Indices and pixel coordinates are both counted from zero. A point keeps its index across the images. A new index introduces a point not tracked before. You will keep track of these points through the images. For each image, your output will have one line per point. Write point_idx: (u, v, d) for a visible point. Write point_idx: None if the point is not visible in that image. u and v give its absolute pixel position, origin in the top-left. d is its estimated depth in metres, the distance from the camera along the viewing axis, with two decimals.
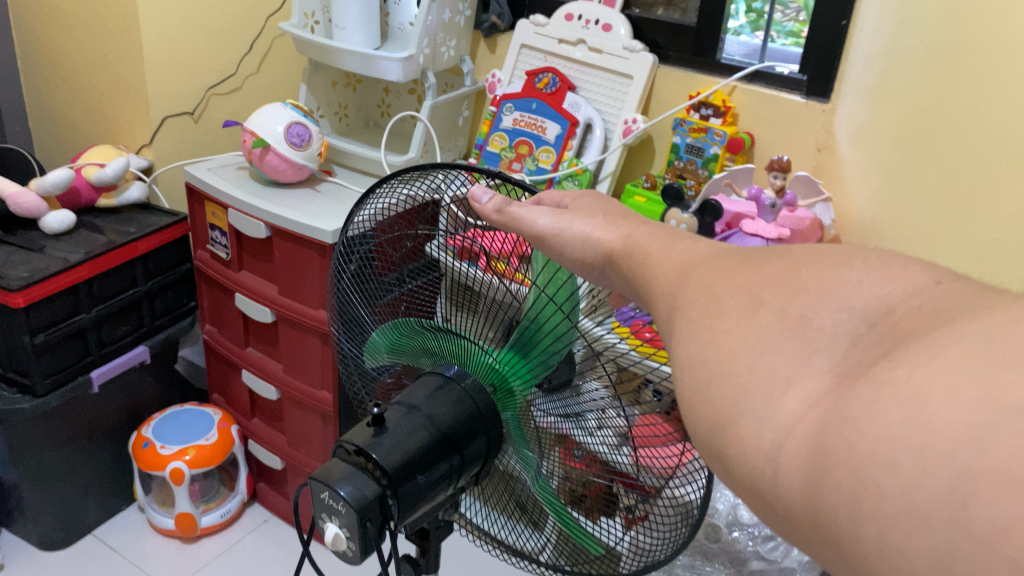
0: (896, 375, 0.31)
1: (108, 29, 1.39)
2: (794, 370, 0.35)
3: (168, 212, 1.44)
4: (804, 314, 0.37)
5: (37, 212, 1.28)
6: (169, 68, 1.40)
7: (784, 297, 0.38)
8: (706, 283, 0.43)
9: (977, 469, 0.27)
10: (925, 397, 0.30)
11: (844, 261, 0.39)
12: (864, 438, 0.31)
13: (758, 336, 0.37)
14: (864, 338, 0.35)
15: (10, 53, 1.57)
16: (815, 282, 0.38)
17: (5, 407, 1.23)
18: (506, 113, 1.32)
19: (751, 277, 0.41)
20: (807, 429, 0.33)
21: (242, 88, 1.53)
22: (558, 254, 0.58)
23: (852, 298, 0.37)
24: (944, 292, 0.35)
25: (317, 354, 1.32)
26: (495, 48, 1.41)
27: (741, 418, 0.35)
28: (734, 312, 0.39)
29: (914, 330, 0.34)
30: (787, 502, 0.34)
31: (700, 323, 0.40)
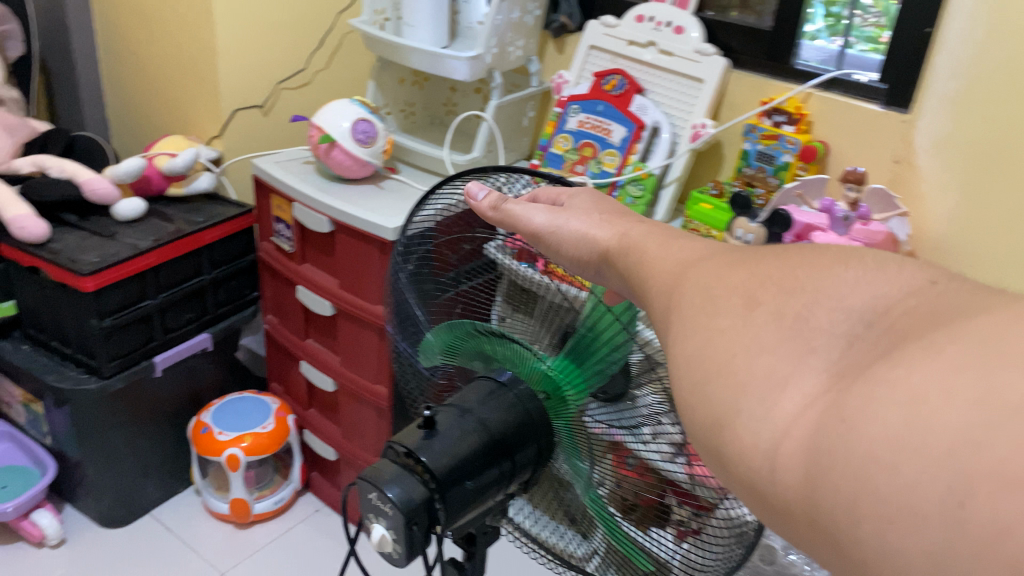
0: (893, 375, 0.30)
1: (183, 21, 1.42)
2: (791, 369, 0.33)
3: (236, 203, 1.46)
4: (800, 313, 0.35)
5: (112, 199, 1.34)
6: (240, 61, 1.42)
7: (780, 296, 0.36)
8: (706, 279, 0.41)
9: (975, 471, 0.26)
10: (923, 396, 0.28)
11: (839, 261, 0.37)
12: (861, 437, 0.29)
13: (753, 336, 0.35)
14: (863, 337, 0.33)
15: (91, 43, 1.62)
16: (811, 281, 0.37)
17: (71, 387, 1.27)
18: (573, 115, 1.30)
19: (747, 276, 0.39)
20: (805, 429, 0.31)
21: (310, 83, 1.55)
22: (554, 250, 0.62)
23: (848, 296, 0.35)
24: (941, 292, 0.34)
25: (373, 349, 1.32)
26: (564, 47, 1.40)
27: (739, 417, 0.34)
28: (729, 312, 0.37)
29: (913, 329, 0.32)
30: (782, 502, 0.32)
31: (697, 320, 0.39)
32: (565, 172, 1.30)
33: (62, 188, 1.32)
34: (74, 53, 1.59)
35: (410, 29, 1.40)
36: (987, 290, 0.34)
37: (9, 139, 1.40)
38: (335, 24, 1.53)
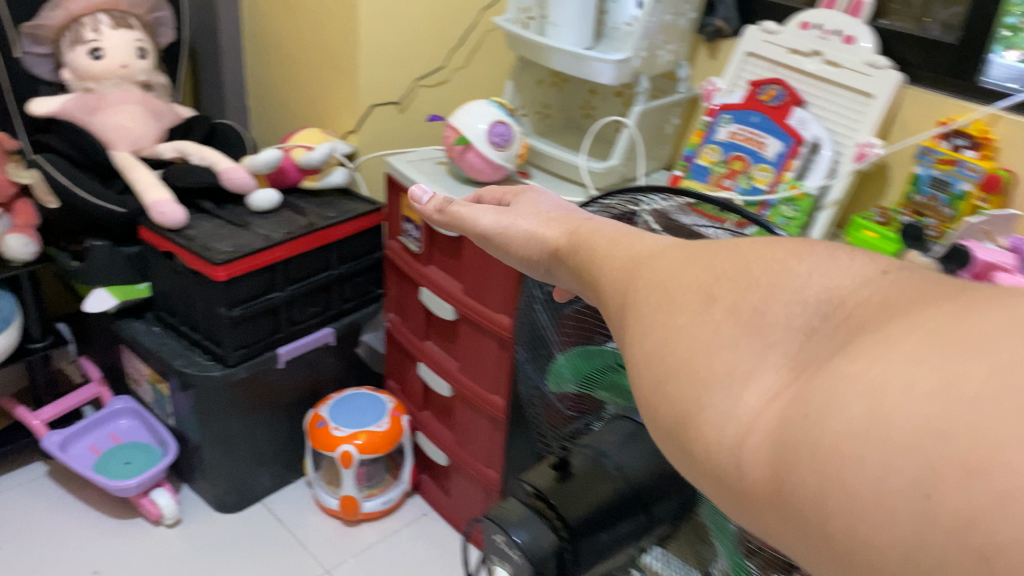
0: (853, 368, 0.28)
1: (328, 14, 1.42)
2: (753, 364, 0.31)
3: (366, 199, 1.44)
4: (757, 307, 0.32)
5: (246, 188, 1.35)
6: (379, 53, 1.40)
7: (735, 292, 0.33)
8: (660, 278, 0.37)
9: (940, 461, 0.24)
10: (882, 387, 0.26)
11: (790, 253, 0.34)
12: (827, 432, 0.26)
13: (712, 330, 0.32)
14: (819, 332, 0.31)
15: (237, 32, 1.64)
16: (766, 274, 0.33)
17: (198, 372, 1.28)
18: (724, 126, 1.22)
19: (699, 271, 0.35)
20: (769, 422, 0.29)
21: (448, 81, 1.52)
22: (505, 250, 0.68)
23: (799, 290, 0.32)
24: (893, 283, 0.31)
25: (492, 357, 1.27)
26: (717, 53, 1.31)
27: (703, 414, 0.31)
28: (686, 308, 0.34)
29: (868, 322, 0.30)
30: (746, 501, 0.30)
31: (654, 317, 0.35)
32: (711, 186, 1.21)
33: (201, 175, 1.34)
34: (221, 42, 1.62)
35: (555, 29, 1.35)
36: (940, 280, 0.31)
37: (156, 125, 1.43)
38: (476, 22, 1.49)
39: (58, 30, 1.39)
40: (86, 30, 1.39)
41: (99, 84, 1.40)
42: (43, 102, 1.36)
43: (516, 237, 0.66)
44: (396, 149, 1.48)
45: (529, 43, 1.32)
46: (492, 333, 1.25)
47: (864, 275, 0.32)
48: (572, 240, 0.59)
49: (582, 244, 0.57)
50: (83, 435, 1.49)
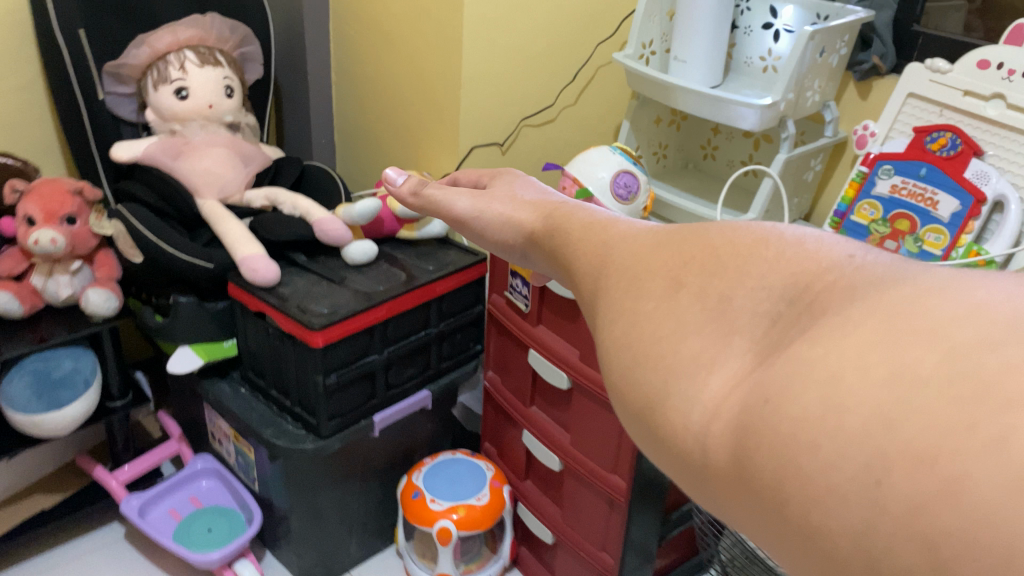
0: (811, 353, 0.27)
1: (430, 48, 1.31)
2: (716, 352, 0.31)
3: (467, 250, 1.32)
4: (722, 292, 0.32)
5: (341, 241, 1.24)
6: (483, 90, 1.29)
7: (703, 277, 0.33)
8: (628, 257, 0.37)
9: (890, 449, 0.23)
10: (840, 374, 0.25)
11: (762, 237, 0.33)
12: (785, 418, 0.26)
13: (678, 317, 0.32)
14: (785, 317, 0.30)
15: (325, 65, 1.55)
16: (736, 256, 0.33)
17: (289, 444, 1.16)
18: (883, 178, 1.08)
19: (667, 254, 0.35)
20: (729, 410, 0.28)
21: (556, 120, 1.39)
22: (479, 233, 0.69)
23: (765, 275, 0.32)
24: (865, 266, 0.30)
25: (613, 434, 1.14)
26: (869, 93, 1.16)
27: (667, 401, 0.31)
28: (654, 294, 0.33)
29: (831, 305, 0.29)
30: (710, 484, 0.30)
31: (620, 301, 0.35)
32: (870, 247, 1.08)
33: (293, 227, 1.24)
34: (309, 74, 1.54)
35: (680, 65, 1.22)
36: (906, 265, 0.30)
37: (245, 169, 1.33)
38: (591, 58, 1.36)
39: (143, 68, 1.31)
40: (171, 68, 1.30)
41: (185, 127, 1.32)
42: (127, 145, 1.29)
43: (493, 222, 0.66)
44: None
45: (654, 83, 1.19)
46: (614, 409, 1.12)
47: (820, 247, 0.32)
48: (550, 223, 0.59)
49: (559, 228, 0.56)
50: (162, 498, 1.40)
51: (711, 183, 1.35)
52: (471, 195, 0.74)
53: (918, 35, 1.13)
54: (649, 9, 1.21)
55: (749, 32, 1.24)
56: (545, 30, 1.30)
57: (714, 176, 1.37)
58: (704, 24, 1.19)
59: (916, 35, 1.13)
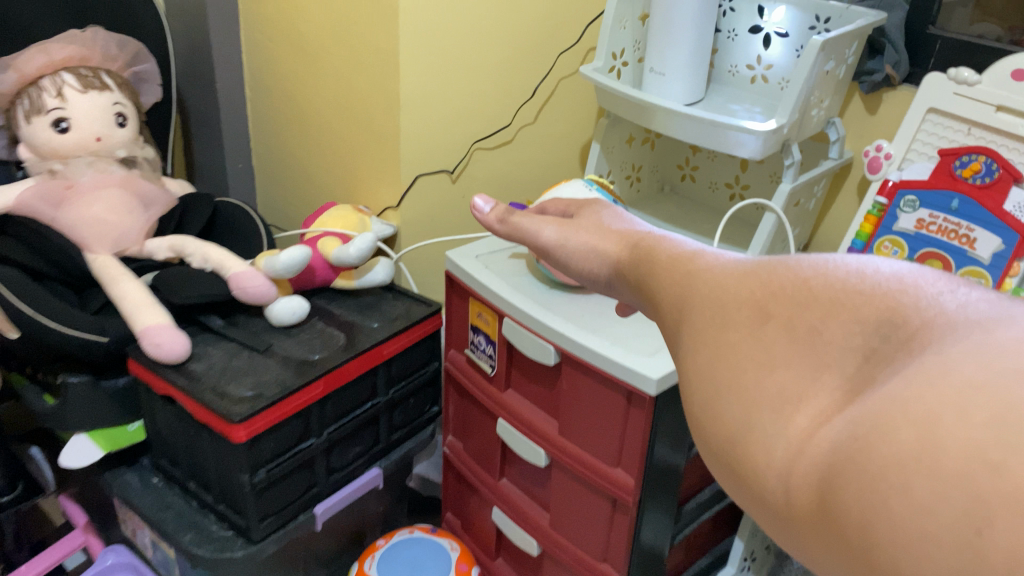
0: (904, 394, 0.28)
1: (362, 62, 1.11)
2: (806, 388, 0.32)
3: (418, 298, 1.14)
4: (815, 327, 0.33)
5: (265, 298, 1.04)
6: (427, 110, 1.10)
7: (794, 311, 0.34)
8: (721, 292, 0.38)
9: (990, 495, 0.24)
10: (934, 416, 0.27)
11: (858, 271, 0.34)
12: (879, 458, 0.27)
13: (770, 351, 0.34)
14: (877, 352, 0.31)
15: (238, 81, 1.34)
16: (829, 293, 0.34)
17: (213, 554, 0.96)
18: (907, 212, 0.92)
19: (759, 288, 0.37)
20: (820, 450, 0.30)
21: (513, 142, 1.20)
22: (564, 262, 0.71)
23: (854, 311, 0.33)
24: (951, 309, 0.31)
25: (602, 519, 0.96)
26: (878, 107, 1.00)
27: (758, 433, 0.33)
28: (741, 326, 0.35)
29: (919, 343, 0.30)
30: (791, 523, 0.32)
31: (713, 333, 0.37)
32: None
33: (204, 285, 1.03)
34: (219, 93, 1.32)
35: (658, 78, 1.04)
36: (998, 307, 0.30)
37: (145, 214, 1.11)
38: (550, 73, 1.17)
39: (12, 97, 1.08)
40: (46, 95, 1.08)
41: (68, 165, 1.09)
42: None
43: (576, 252, 0.68)
44: (450, 234, 1.18)
45: (631, 104, 1.01)
46: (603, 493, 0.94)
47: (895, 287, 0.33)
48: (643, 260, 0.57)
49: (654, 264, 0.54)
50: None
51: (694, 210, 1.18)
52: (558, 223, 0.76)
53: None
54: (619, 12, 1.03)
55: (732, 36, 1.08)
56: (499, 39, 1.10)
57: (694, 198, 1.21)
58: (686, 31, 1.01)
59: None
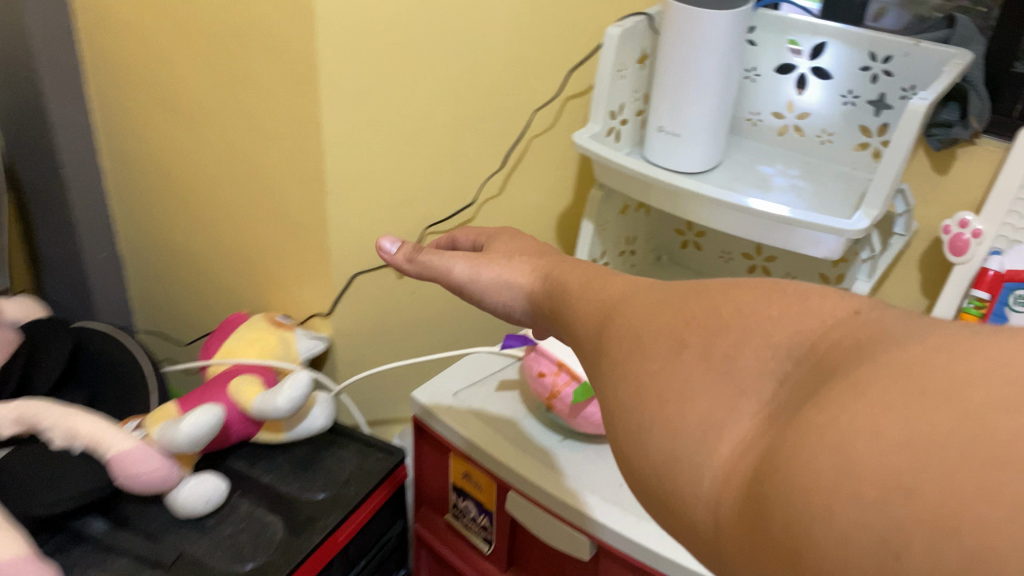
0: (821, 421, 0.21)
1: (265, 137, 0.81)
2: (726, 413, 0.26)
3: (370, 442, 0.86)
4: (727, 353, 0.28)
5: (166, 483, 0.74)
6: (364, 195, 0.82)
7: (706, 337, 0.28)
8: (637, 326, 0.31)
9: (908, 518, 0.18)
10: (851, 434, 0.20)
11: (765, 296, 0.29)
12: (792, 477, 0.20)
13: (687, 377, 0.28)
14: (790, 377, 0.26)
15: (89, 151, 1.02)
16: (738, 320, 0.28)
17: None
18: (1020, 308, 0.71)
19: (670, 316, 0.30)
20: (740, 480, 0.25)
21: (474, 219, 0.92)
22: (477, 303, 0.48)
23: (771, 335, 0.27)
24: (876, 325, 0.26)
25: None
26: (949, 167, 0.79)
27: (677, 465, 0.26)
28: (658, 353, 0.29)
29: (845, 362, 0.25)
30: (713, 544, 0.26)
31: (628, 366, 0.30)
32: None
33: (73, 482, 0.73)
34: (65, 171, 0.99)
35: (673, 140, 0.80)
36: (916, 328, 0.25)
37: None
38: (524, 132, 0.91)
39: None
40: None
41: None
42: None
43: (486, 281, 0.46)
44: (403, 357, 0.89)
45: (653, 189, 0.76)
46: None
47: (803, 304, 0.28)
48: (552, 286, 0.42)
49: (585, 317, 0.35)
50: None
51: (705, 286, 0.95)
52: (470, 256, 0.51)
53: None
54: (619, 57, 0.78)
55: (754, 77, 0.85)
56: (457, 92, 0.83)
57: (701, 269, 0.98)
58: (711, 81, 0.77)
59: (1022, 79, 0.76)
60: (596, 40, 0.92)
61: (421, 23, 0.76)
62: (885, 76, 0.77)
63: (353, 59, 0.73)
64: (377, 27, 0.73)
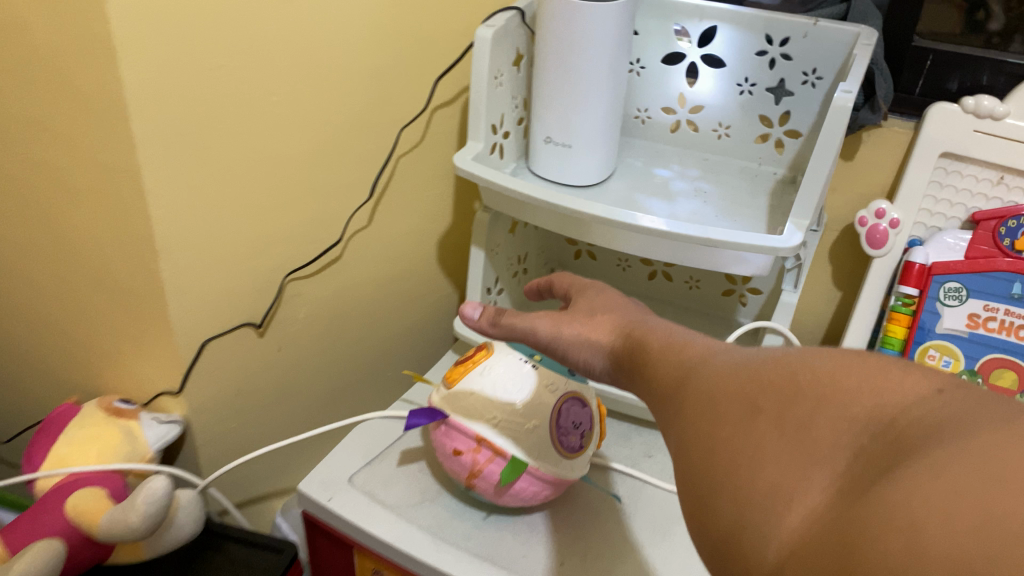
0: (893, 499, 0.21)
1: (73, 196, 0.65)
2: (794, 484, 0.25)
3: (254, 540, 0.74)
4: (802, 422, 0.26)
5: None
6: (208, 252, 0.66)
7: (784, 403, 0.27)
8: (715, 388, 0.31)
9: None
10: (921, 518, 0.20)
11: (851, 361, 0.27)
12: (865, 560, 0.21)
13: (757, 443, 0.27)
14: (869, 454, 0.24)
15: None
16: (819, 386, 0.27)
17: None
18: (951, 302, 0.67)
19: (749, 379, 0.30)
20: (806, 561, 0.23)
21: (343, 257, 0.79)
22: (561, 361, 0.46)
23: (851, 407, 0.25)
24: (950, 404, 0.24)
25: None
26: (856, 151, 0.74)
27: (745, 534, 0.25)
28: (731, 416, 0.29)
29: (920, 444, 0.23)
30: None
31: (701, 427, 0.30)
32: None
33: None
34: None
35: (564, 152, 0.71)
36: (984, 410, 0.23)
37: None
38: (390, 154, 0.79)
39: None
40: None
41: None
42: None
43: (579, 341, 0.45)
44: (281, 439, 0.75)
45: (552, 216, 0.66)
46: None
47: (892, 374, 0.26)
48: (630, 343, 0.42)
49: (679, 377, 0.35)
50: None
51: None
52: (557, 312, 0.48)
53: (925, 53, 0.71)
54: (494, 62, 0.66)
55: (640, 70, 0.76)
56: (308, 117, 0.69)
57: (599, 279, 0.89)
58: (599, 84, 0.67)
59: (923, 52, 0.71)
60: (460, 38, 0.80)
61: (254, 39, 0.61)
62: (783, 60, 0.70)
63: (173, 95, 0.57)
64: (197, 51, 0.57)
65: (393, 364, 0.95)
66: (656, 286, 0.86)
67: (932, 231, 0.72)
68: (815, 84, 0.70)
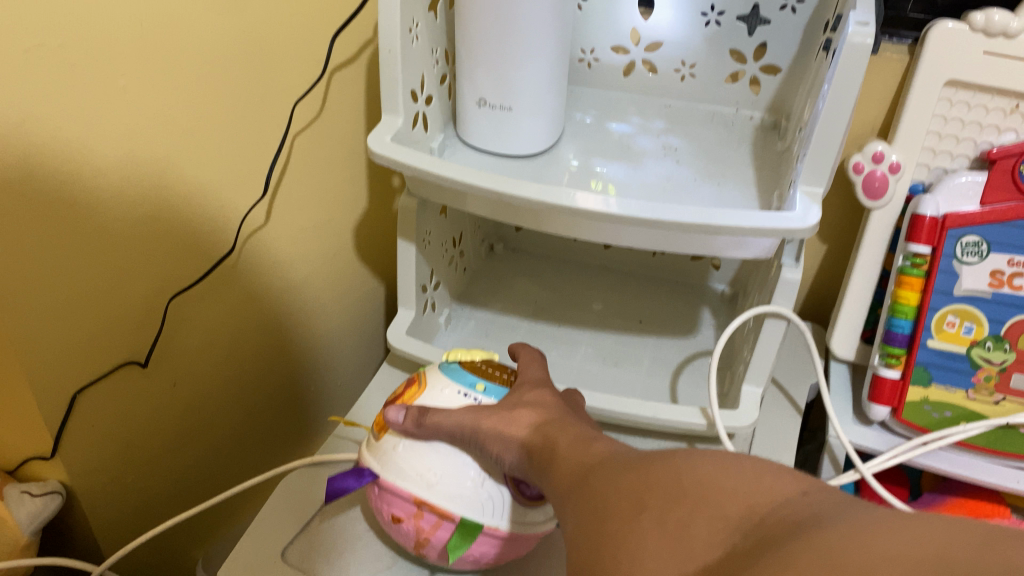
0: None
1: None
2: None
3: None
4: (682, 518, 0.25)
5: None
6: (78, 304, 0.50)
7: (667, 499, 0.26)
8: (608, 486, 0.29)
9: None
10: None
11: (731, 466, 0.26)
12: None
13: (639, 545, 0.25)
14: (736, 550, 0.23)
15: None
16: (699, 482, 0.26)
17: None
18: (971, 259, 0.57)
19: (637, 477, 0.28)
20: None
21: (238, 265, 0.64)
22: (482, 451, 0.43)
23: (726, 504, 0.24)
24: (815, 504, 0.23)
25: None
26: None
27: None
28: (621, 510, 0.27)
29: (778, 541, 0.22)
30: None
31: (591, 530, 0.28)
32: (977, 396, 0.60)
33: None
34: None
35: (504, 116, 0.57)
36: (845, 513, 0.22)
37: None
38: (286, 132, 0.64)
39: None
40: None
41: None
42: None
43: (500, 435, 0.42)
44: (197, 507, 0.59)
45: (500, 206, 0.53)
46: None
47: (769, 474, 0.25)
48: (544, 438, 0.39)
49: (581, 471, 0.32)
50: None
51: (553, 276, 0.75)
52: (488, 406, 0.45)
53: None
54: (407, 10, 0.51)
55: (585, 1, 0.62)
56: (180, 108, 0.52)
57: (544, 251, 0.78)
58: (544, 32, 0.53)
59: None
60: None
61: (99, 16, 0.44)
62: None
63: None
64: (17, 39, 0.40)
65: (316, 378, 0.81)
66: (616, 254, 0.75)
67: (939, 173, 0.62)
68: (796, 8, 0.58)
